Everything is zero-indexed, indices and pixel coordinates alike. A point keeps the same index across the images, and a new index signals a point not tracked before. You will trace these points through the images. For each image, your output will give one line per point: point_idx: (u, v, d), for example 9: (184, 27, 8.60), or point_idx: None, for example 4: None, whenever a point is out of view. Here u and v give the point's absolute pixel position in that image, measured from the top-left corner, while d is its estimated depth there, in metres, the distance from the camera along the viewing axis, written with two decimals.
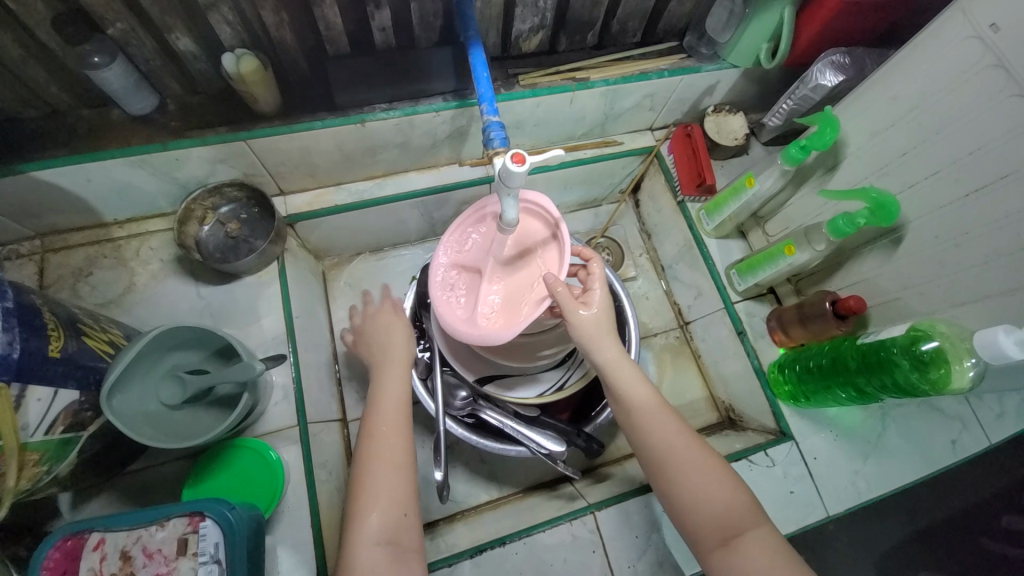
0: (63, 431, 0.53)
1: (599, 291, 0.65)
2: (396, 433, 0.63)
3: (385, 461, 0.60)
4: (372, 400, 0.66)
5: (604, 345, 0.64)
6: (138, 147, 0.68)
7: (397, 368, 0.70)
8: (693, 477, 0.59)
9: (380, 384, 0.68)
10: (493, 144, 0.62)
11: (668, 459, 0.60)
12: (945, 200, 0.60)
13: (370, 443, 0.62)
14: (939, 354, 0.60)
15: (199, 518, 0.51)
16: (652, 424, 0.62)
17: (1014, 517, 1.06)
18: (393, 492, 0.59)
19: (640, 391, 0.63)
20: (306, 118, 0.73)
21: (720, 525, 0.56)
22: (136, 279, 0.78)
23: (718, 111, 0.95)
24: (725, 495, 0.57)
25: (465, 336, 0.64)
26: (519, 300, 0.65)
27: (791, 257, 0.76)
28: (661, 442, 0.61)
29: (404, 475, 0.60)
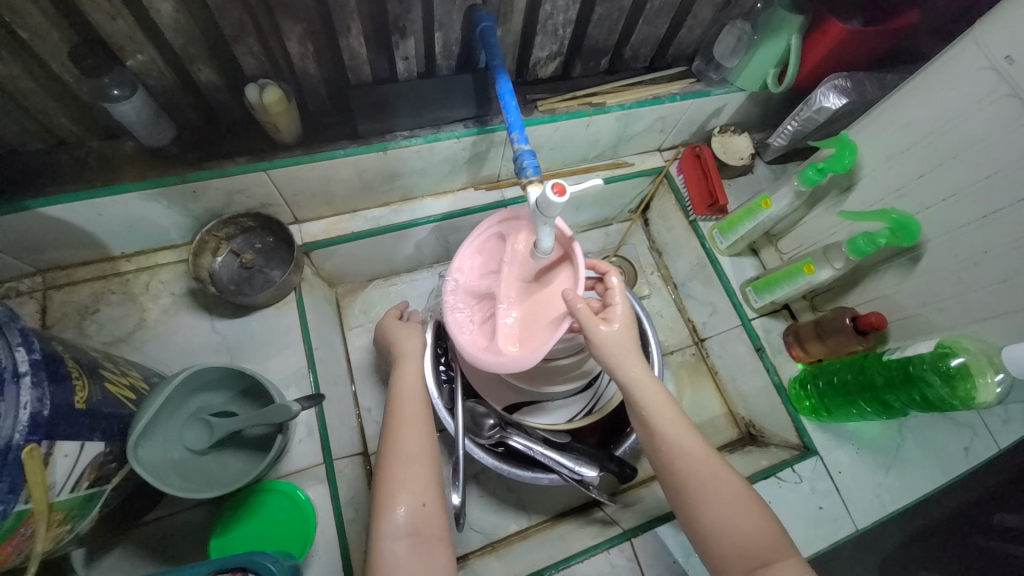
0: (87, 486, 0.49)
1: (621, 306, 0.65)
2: (418, 421, 0.64)
3: (410, 448, 0.61)
4: (393, 393, 0.68)
5: (627, 364, 0.63)
6: (154, 180, 0.65)
7: (414, 360, 0.72)
8: (717, 505, 0.58)
9: (398, 377, 0.70)
10: (526, 173, 0.62)
11: (693, 481, 0.59)
12: (964, 220, 0.62)
13: (393, 429, 0.63)
14: (965, 369, 0.61)
15: (242, 573, 0.49)
16: (677, 446, 0.61)
17: (1005, 514, 1.07)
18: (417, 476, 0.59)
19: (664, 412, 0.63)
20: (328, 147, 0.72)
21: (745, 552, 0.55)
22: (147, 314, 0.74)
23: (724, 132, 0.97)
24: (752, 523, 0.56)
25: (484, 366, 0.62)
26: (537, 322, 0.64)
27: (810, 275, 0.77)
28: (686, 464, 0.60)
29: (428, 461, 0.61)
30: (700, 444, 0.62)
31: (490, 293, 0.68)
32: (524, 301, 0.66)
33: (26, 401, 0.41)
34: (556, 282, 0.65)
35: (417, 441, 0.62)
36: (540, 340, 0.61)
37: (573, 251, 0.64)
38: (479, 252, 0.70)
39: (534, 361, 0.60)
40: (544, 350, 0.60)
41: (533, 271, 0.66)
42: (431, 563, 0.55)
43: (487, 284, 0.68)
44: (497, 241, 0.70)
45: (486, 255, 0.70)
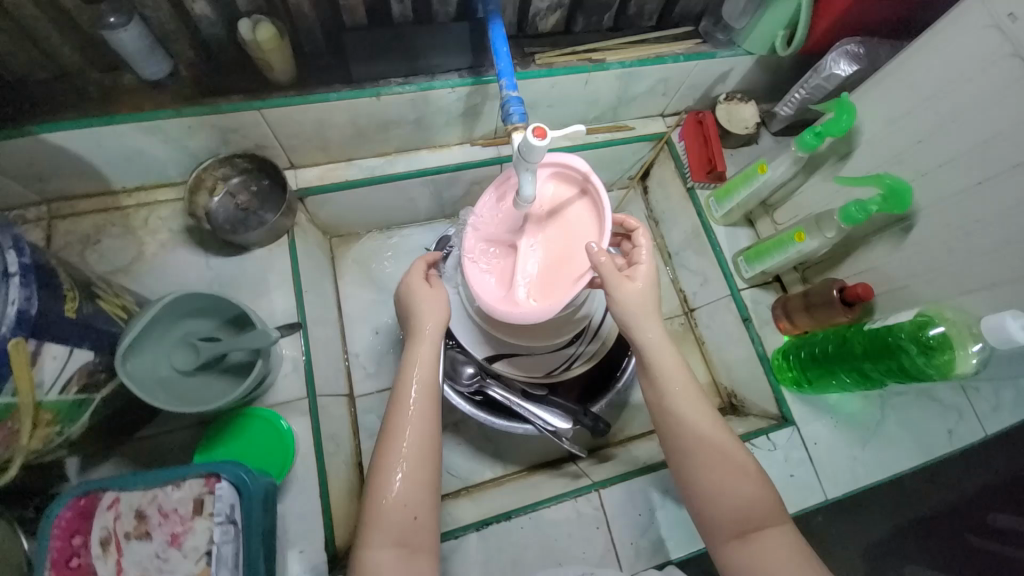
0: (77, 391, 0.53)
1: (645, 266, 0.66)
2: (422, 425, 0.60)
3: (409, 458, 0.58)
4: (401, 387, 0.63)
5: (647, 328, 0.64)
6: (151, 113, 0.67)
7: (428, 343, 0.66)
8: (719, 472, 0.60)
9: (409, 365, 0.64)
10: (512, 120, 0.62)
11: (699, 447, 0.61)
12: (957, 187, 0.60)
13: (394, 428, 0.60)
14: (945, 340, 0.61)
15: (215, 479, 0.50)
16: (687, 412, 0.63)
17: (1001, 514, 1.08)
18: (414, 486, 0.58)
19: (678, 379, 0.64)
20: (321, 89, 0.72)
21: (741, 517, 0.58)
22: (145, 248, 0.77)
23: (731, 99, 0.95)
24: (752, 491, 0.59)
25: (503, 315, 0.62)
26: (558, 272, 0.64)
27: (800, 244, 0.76)
28: (695, 430, 0.62)
29: (425, 472, 0.59)
30: (710, 412, 0.64)
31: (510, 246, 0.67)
32: (545, 253, 0.66)
33: (14, 298, 0.44)
34: (580, 234, 0.65)
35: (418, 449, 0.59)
36: (561, 292, 0.62)
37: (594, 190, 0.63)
38: (499, 204, 0.69)
39: (553, 311, 0.61)
40: (566, 301, 0.60)
41: (558, 221, 0.66)
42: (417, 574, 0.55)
43: (508, 234, 0.67)
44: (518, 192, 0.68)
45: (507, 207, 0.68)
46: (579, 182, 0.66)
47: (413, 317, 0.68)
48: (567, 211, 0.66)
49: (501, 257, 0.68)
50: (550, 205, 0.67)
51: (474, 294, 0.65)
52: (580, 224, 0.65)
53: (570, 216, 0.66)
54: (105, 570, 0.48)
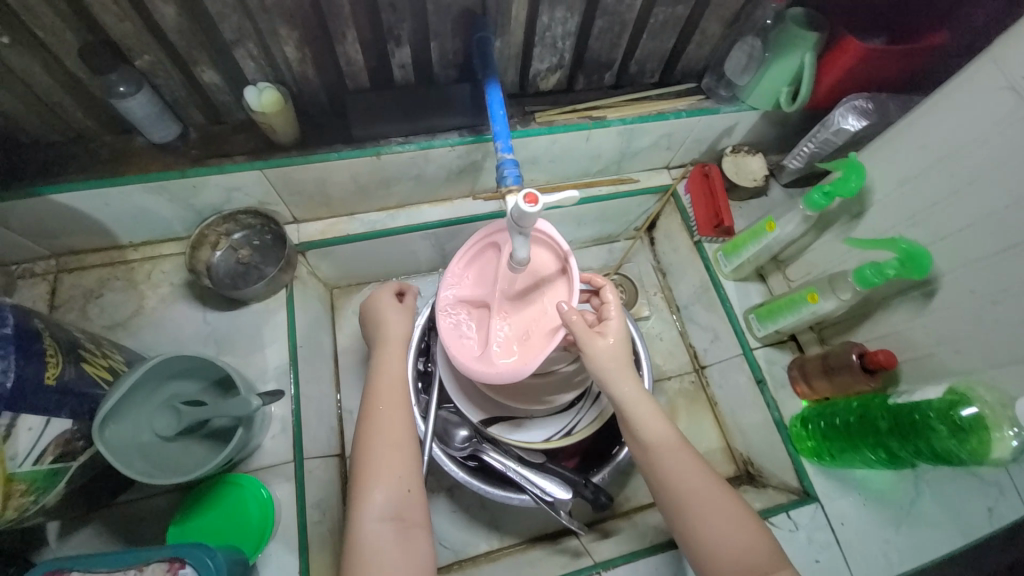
0: (52, 460, 0.51)
1: (616, 321, 0.63)
2: (397, 409, 0.63)
3: (389, 438, 0.61)
4: (371, 381, 0.66)
5: (621, 378, 0.61)
6: (157, 174, 0.69)
7: (395, 347, 0.70)
8: (714, 520, 0.55)
9: (381, 363, 0.68)
10: (506, 182, 0.61)
11: (693, 503, 0.56)
12: (981, 253, 0.56)
13: (370, 419, 0.63)
14: (979, 421, 0.55)
15: (179, 564, 0.47)
16: (674, 466, 0.58)
17: None
18: (397, 464, 0.59)
19: (660, 430, 0.60)
20: (323, 149, 0.74)
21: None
22: (145, 302, 0.77)
23: (737, 151, 0.93)
24: (756, 545, 0.54)
25: (478, 375, 0.61)
26: (532, 331, 0.63)
27: (814, 305, 0.72)
28: (686, 485, 0.57)
29: (406, 451, 0.61)
30: (700, 463, 0.59)
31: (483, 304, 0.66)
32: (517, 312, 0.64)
33: None
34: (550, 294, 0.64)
35: (399, 430, 0.62)
36: (531, 353, 0.61)
37: (568, 266, 0.62)
38: (472, 261, 0.68)
39: (528, 370, 0.61)
40: (536, 363, 0.60)
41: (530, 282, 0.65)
42: (414, 549, 0.56)
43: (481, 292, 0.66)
44: (491, 247, 0.67)
45: (481, 264, 0.68)
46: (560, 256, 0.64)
47: (380, 328, 0.72)
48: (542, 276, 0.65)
49: (477, 318, 0.66)
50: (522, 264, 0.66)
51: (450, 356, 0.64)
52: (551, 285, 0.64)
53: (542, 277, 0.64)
54: None
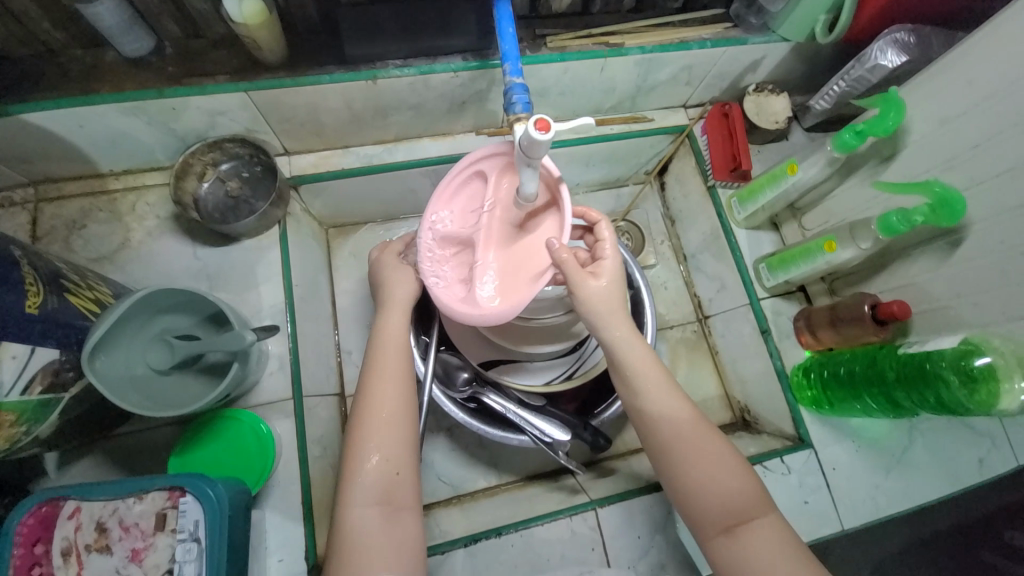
0: (42, 391, 0.50)
1: (611, 261, 0.60)
2: (395, 385, 0.59)
3: (385, 415, 0.57)
4: (373, 352, 0.62)
5: (614, 323, 0.59)
6: (132, 92, 0.63)
7: (398, 311, 0.64)
8: (699, 467, 0.56)
9: (382, 326, 0.64)
10: (514, 109, 0.55)
11: (679, 446, 0.57)
12: (1017, 200, 0.53)
13: (366, 392, 0.59)
14: (990, 372, 0.53)
15: (179, 493, 0.47)
16: (662, 410, 0.58)
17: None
18: (391, 445, 0.56)
19: (651, 376, 0.59)
20: (313, 71, 0.67)
21: (724, 514, 0.54)
22: (131, 235, 0.74)
23: (759, 91, 0.87)
24: (739, 487, 0.55)
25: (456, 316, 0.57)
26: (519, 274, 0.58)
27: (831, 254, 0.70)
28: (673, 429, 0.57)
29: (403, 433, 0.57)
30: (690, 408, 0.59)
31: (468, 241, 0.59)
32: (504, 250, 0.59)
33: None
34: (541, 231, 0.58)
35: (392, 405, 0.58)
36: (518, 295, 0.56)
37: (561, 197, 0.55)
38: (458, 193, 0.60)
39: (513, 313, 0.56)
40: (523, 306, 0.55)
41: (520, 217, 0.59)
42: (400, 533, 0.54)
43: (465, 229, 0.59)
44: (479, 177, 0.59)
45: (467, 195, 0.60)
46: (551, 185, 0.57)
47: (384, 288, 0.67)
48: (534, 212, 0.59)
49: (463, 258, 0.60)
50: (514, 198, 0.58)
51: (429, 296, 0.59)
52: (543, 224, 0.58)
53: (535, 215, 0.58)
54: None
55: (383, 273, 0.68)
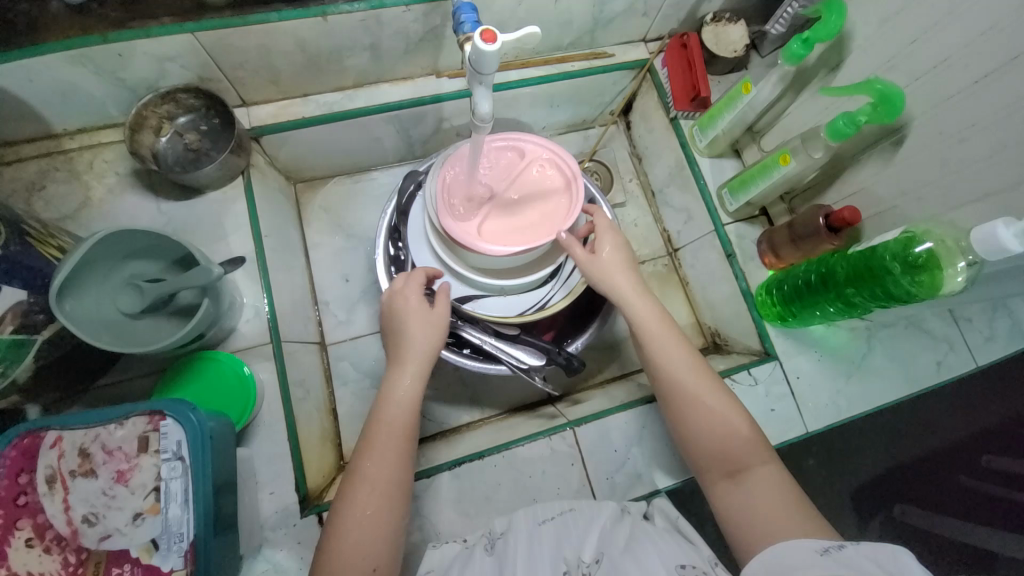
0: (13, 331, 0.51)
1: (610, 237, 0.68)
2: (394, 456, 0.56)
3: (376, 490, 0.54)
4: (377, 414, 0.59)
5: (621, 285, 0.66)
6: (76, 39, 0.62)
7: (413, 372, 0.61)
8: (705, 417, 0.60)
9: (389, 387, 0.60)
10: (464, 29, 0.54)
11: (692, 401, 0.61)
12: (955, 89, 0.56)
13: (359, 460, 0.56)
14: (932, 257, 0.57)
15: (159, 417, 0.48)
16: (676, 367, 0.62)
17: (992, 456, 1.17)
18: (373, 526, 0.53)
19: (661, 332, 0.64)
20: (261, 10, 0.66)
21: (730, 461, 0.57)
22: (92, 193, 0.73)
23: (717, 20, 0.88)
24: (748, 441, 0.58)
25: (457, 235, 0.62)
26: (516, 229, 0.64)
27: (785, 168, 0.71)
28: (687, 383, 0.61)
29: (395, 513, 0.54)
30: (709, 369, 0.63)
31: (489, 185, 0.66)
32: (508, 207, 0.66)
33: None
34: (546, 207, 0.66)
35: (383, 482, 0.55)
36: (504, 241, 0.63)
37: (577, 191, 0.65)
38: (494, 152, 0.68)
39: (487, 250, 0.62)
40: (503, 249, 0.62)
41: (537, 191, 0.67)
42: None
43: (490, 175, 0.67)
44: (515, 150, 0.69)
45: (498, 159, 0.68)
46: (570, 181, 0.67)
47: (402, 339, 0.63)
48: (548, 197, 0.66)
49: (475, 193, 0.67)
50: (540, 179, 0.67)
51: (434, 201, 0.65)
52: (552, 208, 0.65)
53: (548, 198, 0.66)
54: (52, 508, 0.47)
55: (399, 315, 0.65)
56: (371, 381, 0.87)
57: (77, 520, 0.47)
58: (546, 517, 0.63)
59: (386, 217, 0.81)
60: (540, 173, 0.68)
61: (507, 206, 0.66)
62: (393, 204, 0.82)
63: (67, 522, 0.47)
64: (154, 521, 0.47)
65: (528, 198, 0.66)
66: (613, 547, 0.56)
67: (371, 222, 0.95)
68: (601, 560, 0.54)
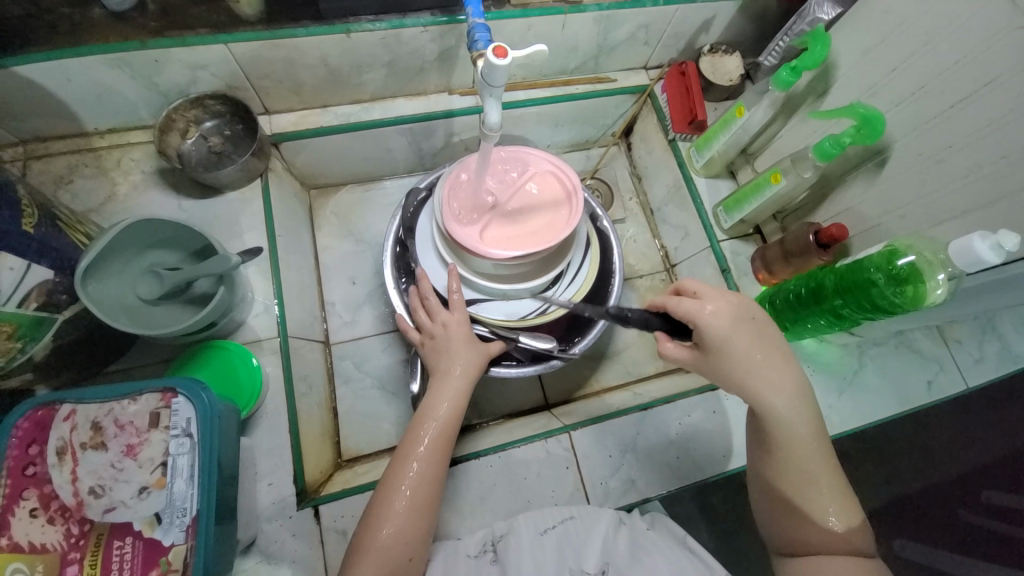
0: (36, 308, 0.53)
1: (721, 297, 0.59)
2: (435, 457, 0.59)
3: (418, 480, 0.57)
4: (425, 414, 0.62)
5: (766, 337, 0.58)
6: (117, 44, 0.66)
7: (461, 375, 0.66)
8: (802, 495, 0.54)
9: (437, 389, 0.65)
10: (478, 46, 0.58)
11: (789, 471, 0.55)
12: (929, 115, 0.60)
13: (406, 454, 0.59)
14: (915, 270, 0.60)
15: (171, 394, 0.50)
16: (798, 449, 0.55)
17: (992, 492, 1.16)
18: (408, 526, 0.55)
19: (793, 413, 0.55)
20: (290, 25, 0.71)
21: (803, 538, 0.54)
22: (117, 189, 0.76)
23: (714, 51, 0.93)
24: (841, 522, 0.53)
25: (461, 239, 0.66)
26: (519, 238, 0.67)
27: (776, 186, 0.75)
28: (778, 456, 0.55)
29: (431, 502, 0.57)
30: (818, 434, 0.55)
31: (495, 194, 0.70)
32: (511, 215, 0.69)
33: None
34: (546, 216, 0.68)
35: (421, 480, 0.57)
36: (507, 247, 0.66)
37: (576, 202, 0.69)
38: (501, 165, 0.72)
39: (491, 254, 0.65)
40: (505, 253, 0.64)
41: (538, 201, 0.70)
42: None
43: (496, 185, 0.70)
44: (518, 162, 0.73)
45: (504, 170, 0.72)
46: (569, 193, 0.71)
47: (443, 355, 0.68)
48: (549, 206, 0.69)
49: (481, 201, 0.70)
50: (542, 191, 0.71)
51: (441, 206, 0.69)
52: (552, 217, 0.68)
53: (550, 207, 0.69)
54: (60, 479, 0.48)
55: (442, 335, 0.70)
56: (372, 382, 0.89)
57: (83, 492, 0.48)
58: (548, 526, 0.63)
59: (393, 225, 0.84)
60: (542, 184, 0.71)
61: (511, 215, 0.69)
62: (398, 219, 0.84)
63: (73, 493, 0.48)
64: (159, 496, 0.48)
65: (530, 207, 0.69)
66: (618, 556, 0.60)
67: (379, 228, 0.99)
68: (607, 570, 0.58)
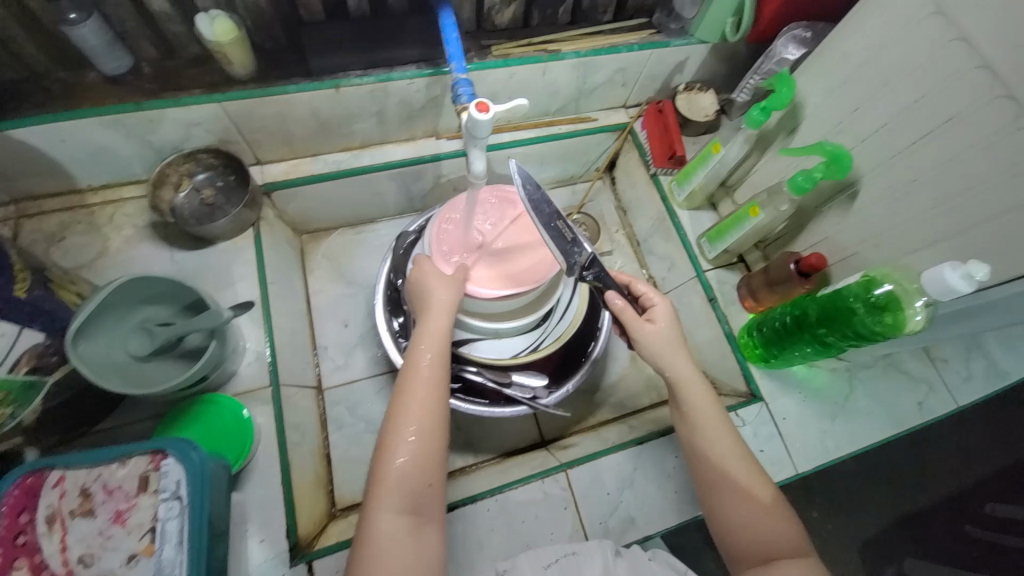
0: (26, 372, 0.54)
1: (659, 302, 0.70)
2: (436, 385, 0.59)
3: (423, 409, 0.57)
4: (414, 351, 0.62)
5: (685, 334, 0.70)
6: (112, 107, 0.69)
7: (441, 312, 0.64)
8: (741, 500, 0.58)
9: (423, 326, 0.63)
10: (461, 100, 0.61)
11: (724, 476, 0.60)
12: (894, 150, 0.64)
13: (402, 390, 0.59)
14: (893, 298, 0.62)
15: (161, 456, 0.50)
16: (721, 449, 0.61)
17: (996, 504, 1.14)
18: (426, 453, 0.56)
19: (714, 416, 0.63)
20: (281, 83, 0.74)
21: (752, 543, 0.56)
22: (109, 244, 0.77)
23: (690, 89, 0.97)
24: (778, 523, 0.57)
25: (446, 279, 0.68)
26: (502, 276, 0.68)
27: (755, 219, 0.78)
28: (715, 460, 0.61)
29: (441, 422, 0.58)
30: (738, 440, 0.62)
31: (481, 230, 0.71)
32: (496, 253, 0.70)
33: None
34: (531, 253, 0.69)
35: (427, 408, 0.58)
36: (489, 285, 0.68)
37: None
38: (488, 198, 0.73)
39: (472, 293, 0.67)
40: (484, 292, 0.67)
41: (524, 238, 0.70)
42: (426, 542, 0.53)
43: (483, 222, 0.71)
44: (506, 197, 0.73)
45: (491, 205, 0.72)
46: None
47: (423, 292, 0.66)
48: (533, 245, 0.70)
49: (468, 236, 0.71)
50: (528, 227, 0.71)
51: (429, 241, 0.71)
52: (535, 255, 0.69)
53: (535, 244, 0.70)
54: (49, 548, 0.47)
55: (421, 277, 0.67)
56: (366, 426, 0.88)
57: (72, 561, 0.47)
58: (549, 560, 0.62)
59: (384, 268, 0.85)
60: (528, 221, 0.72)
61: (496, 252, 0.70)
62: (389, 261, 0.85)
63: (63, 563, 0.47)
64: (147, 564, 0.47)
65: (515, 245, 0.70)
66: None
67: (371, 270, 1.00)
68: None
